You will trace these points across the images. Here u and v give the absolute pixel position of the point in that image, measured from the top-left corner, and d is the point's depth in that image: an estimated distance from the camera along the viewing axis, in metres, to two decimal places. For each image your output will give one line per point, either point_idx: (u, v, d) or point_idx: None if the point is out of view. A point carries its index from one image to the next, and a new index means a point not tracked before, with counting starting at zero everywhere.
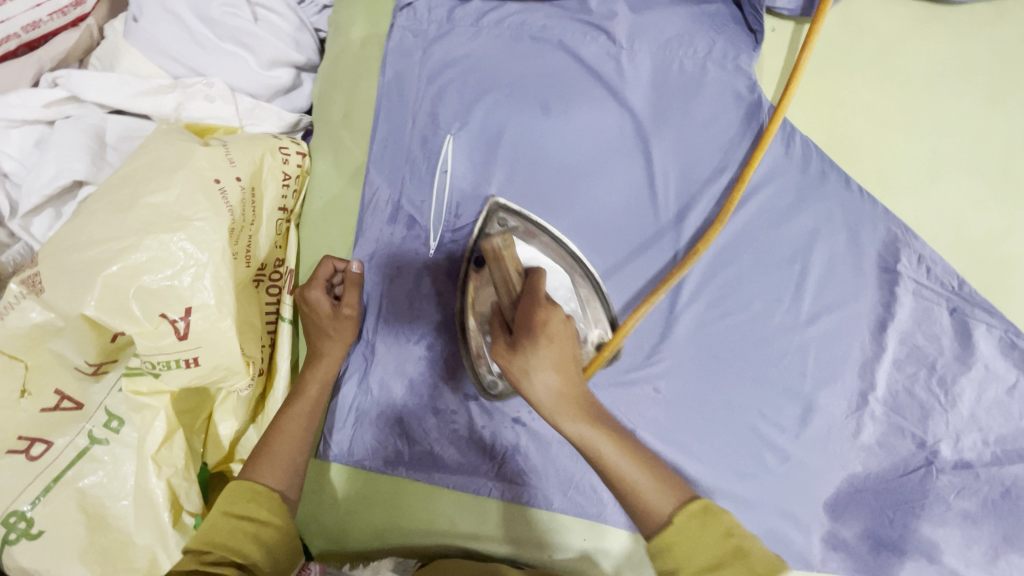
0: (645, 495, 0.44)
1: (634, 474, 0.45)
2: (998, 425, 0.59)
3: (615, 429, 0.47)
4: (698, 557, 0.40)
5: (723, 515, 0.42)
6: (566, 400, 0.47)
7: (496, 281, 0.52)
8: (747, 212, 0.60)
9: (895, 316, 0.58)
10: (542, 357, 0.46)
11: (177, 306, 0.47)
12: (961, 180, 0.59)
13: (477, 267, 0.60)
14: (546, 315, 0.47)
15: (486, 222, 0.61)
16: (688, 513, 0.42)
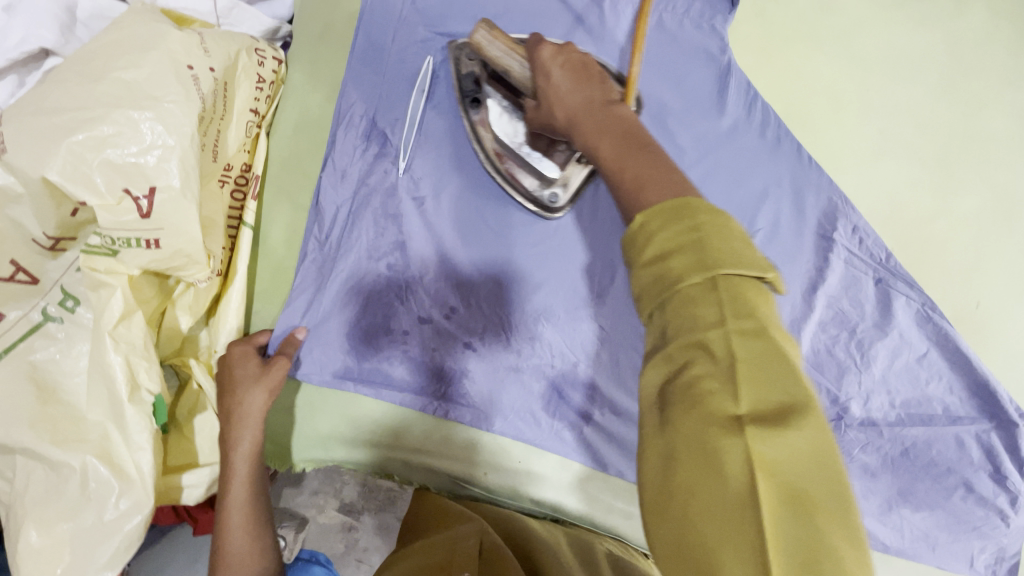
0: (643, 189, 0.42)
1: (636, 171, 0.43)
2: (904, 390, 0.64)
3: (622, 137, 0.47)
4: (657, 245, 0.37)
5: (700, 210, 0.37)
6: (569, 117, 0.51)
7: (500, 64, 0.58)
8: (708, 167, 0.62)
9: (826, 281, 0.63)
10: (558, 89, 0.52)
11: (141, 183, 0.48)
12: (903, 162, 0.64)
13: (473, 103, 0.61)
14: (550, 54, 0.53)
15: (457, 63, 0.62)
16: (658, 209, 0.38)
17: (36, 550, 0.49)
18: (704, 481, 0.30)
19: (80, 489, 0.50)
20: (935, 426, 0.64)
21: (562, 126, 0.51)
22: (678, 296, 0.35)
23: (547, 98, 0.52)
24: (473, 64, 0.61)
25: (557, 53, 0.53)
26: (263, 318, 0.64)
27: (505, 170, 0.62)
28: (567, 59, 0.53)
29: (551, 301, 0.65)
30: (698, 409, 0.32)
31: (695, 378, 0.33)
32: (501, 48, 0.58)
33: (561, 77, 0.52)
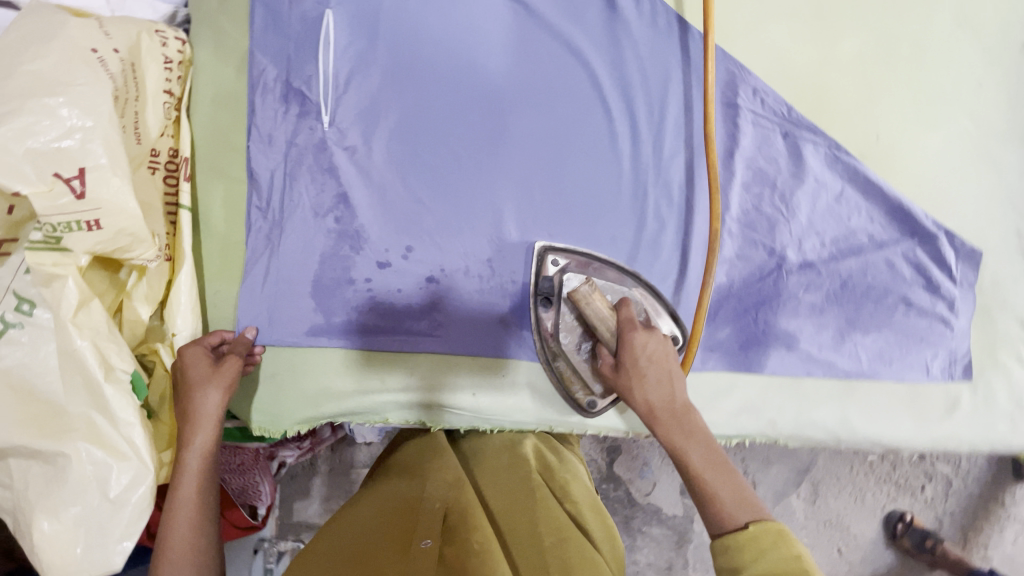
0: (724, 502, 0.52)
1: (718, 483, 0.53)
2: (831, 229, 0.70)
3: (706, 443, 0.55)
4: (763, 560, 0.47)
5: (793, 543, 0.47)
6: (656, 414, 0.58)
7: (592, 320, 0.64)
8: (609, 64, 0.68)
9: (740, 144, 0.68)
10: (642, 372, 0.59)
11: (69, 165, 0.49)
12: (785, 22, 0.69)
13: (547, 306, 0.68)
14: (644, 343, 0.60)
15: (539, 266, 0.68)
16: (762, 529, 0.49)
17: (51, 536, 0.50)
18: None
19: (79, 474, 0.51)
20: (865, 254, 0.71)
21: (637, 409, 0.59)
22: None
23: (628, 367, 0.60)
24: (553, 318, 0.68)
25: (636, 334, 0.61)
26: (221, 295, 0.65)
27: (557, 370, 0.69)
28: (654, 346, 0.60)
29: (499, 218, 0.68)
30: None
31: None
32: (600, 305, 0.64)
33: (651, 367, 0.59)
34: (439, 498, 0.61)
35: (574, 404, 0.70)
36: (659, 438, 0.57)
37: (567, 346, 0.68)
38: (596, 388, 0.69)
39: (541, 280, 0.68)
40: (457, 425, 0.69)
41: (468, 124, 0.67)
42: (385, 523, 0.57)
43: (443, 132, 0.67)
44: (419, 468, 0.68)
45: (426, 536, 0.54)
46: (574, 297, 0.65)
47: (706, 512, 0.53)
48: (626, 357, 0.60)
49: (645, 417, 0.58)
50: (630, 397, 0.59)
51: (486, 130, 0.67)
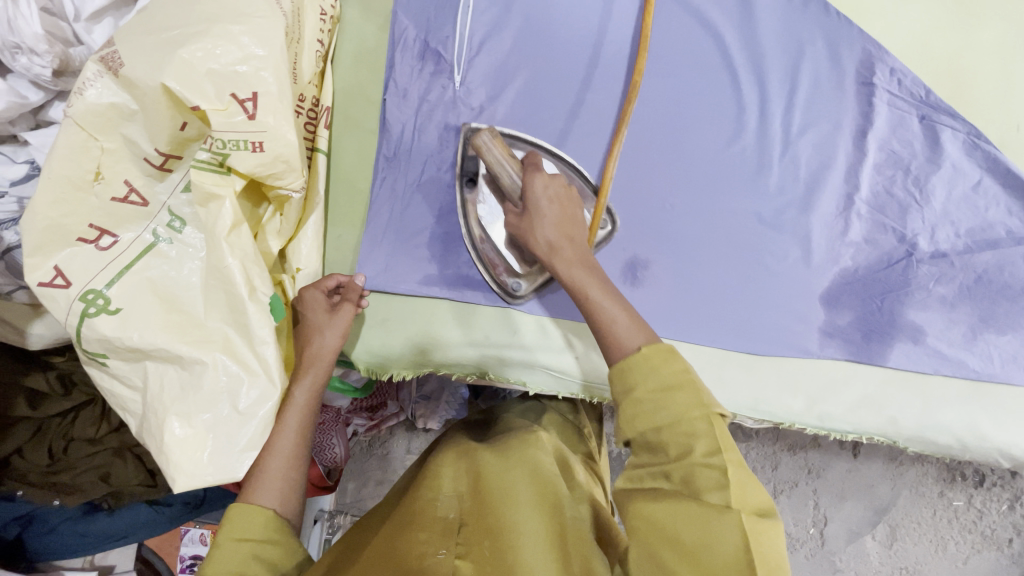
0: (617, 330, 0.53)
1: (614, 314, 0.54)
2: (967, 219, 0.67)
3: (604, 279, 0.57)
4: (655, 379, 0.49)
5: (680, 356, 0.50)
6: (558, 253, 0.57)
7: (498, 172, 0.61)
8: (738, 38, 0.68)
9: (874, 124, 0.67)
10: (542, 215, 0.58)
11: (244, 88, 0.52)
12: (924, 6, 0.67)
13: (471, 182, 0.66)
14: (549, 185, 0.59)
15: (465, 145, 0.67)
16: (653, 348, 0.51)
17: (181, 439, 0.51)
18: (666, 421, 0.47)
19: (213, 383, 0.52)
20: (1002, 248, 0.66)
21: (539, 249, 0.58)
22: (670, 395, 0.48)
23: (529, 211, 0.59)
24: (469, 190, 0.66)
25: (537, 181, 0.59)
26: (343, 238, 0.67)
27: (479, 249, 0.66)
28: (556, 189, 0.59)
29: (621, 182, 0.68)
30: (656, 405, 0.48)
31: (665, 393, 0.48)
32: (501, 153, 0.61)
33: (554, 209, 0.58)
34: (452, 506, 0.58)
35: (499, 289, 0.67)
36: (561, 277, 0.57)
37: (486, 219, 0.66)
38: (519, 268, 0.66)
39: (465, 161, 0.66)
40: (557, 390, 0.69)
41: (593, 91, 0.69)
42: (403, 523, 0.55)
43: (568, 96, 0.69)
44: (437, 467, 0.65)
45: (440, 547, 0.53)
46: (476, 151, 0.63)
47: (607, 340, 0.54)
48: (526, 202, 0.59)
49: (546, 257, 0.58)
50: (532, 238, 0.59)
51: (612, 95, 0.69)
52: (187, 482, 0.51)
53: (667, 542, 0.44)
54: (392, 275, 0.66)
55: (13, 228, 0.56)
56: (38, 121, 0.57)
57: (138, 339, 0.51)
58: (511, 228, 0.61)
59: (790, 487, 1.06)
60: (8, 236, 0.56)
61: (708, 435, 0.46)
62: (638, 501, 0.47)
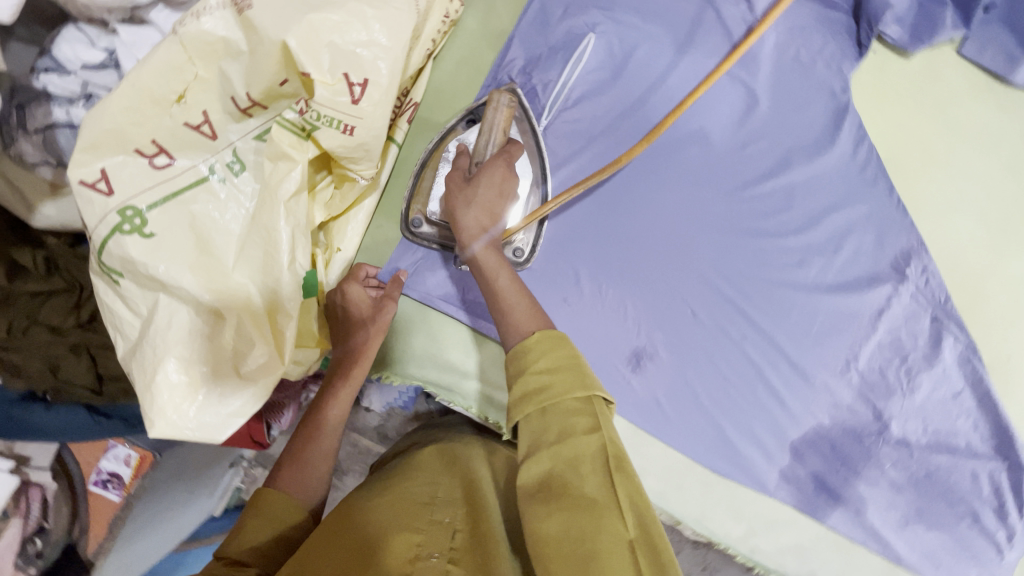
0: (513, 314, 0.53)
1: (514, 302, 0.54)
2: (937, 420, 0.72)
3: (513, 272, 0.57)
4: (545, 361, 0.47)
5: (574, 346, 0.48)
6: (480, 228, 0.57)
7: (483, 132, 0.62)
8: (806, 184, 0.71)
9: (891, 308, 0.71)
10: (474, 192, 0.57)
11: (358, 72, 0.51)
12: (969, 223, 0.73)
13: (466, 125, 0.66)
14: (505, 174, 0.59)
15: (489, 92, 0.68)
16: (545, 334, 0.49)
17: (174, 385, 0.51)
18: (550, 408, 0.44)
19: (226, 338, 0.53)
20: (957, 456, 0.71)
21: (460, 218, 0.57)
22: (556, 383, 0.45)
23: (475, 181, 0.58)
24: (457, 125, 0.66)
25: (503, 163, 0.59)
26: (383, 230, 0.68)
27: (419, 174, 0.66)
28: (508, 181, 0.59)
29: (656, 275, 0.70)
30: (540, 392, 0.45)
31: (548, 378, 0.46)
32: (499, 123, 0.62)
33: (490, 193, 0.58)
34: (449, 513, 0.50)
35: (405, 217, 0.66)
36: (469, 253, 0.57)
37: (445, 157, 0.65)
38: (435, 217, 0.65)
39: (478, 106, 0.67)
40: None
41: (662, 182, 0.71)
42: (402, 518, 0.47)
43: (637, 178, 0.71)
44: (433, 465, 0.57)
45: (436, 549, 0.45)
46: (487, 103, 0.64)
47: (502, 323, 0.54)
48: (477, 172, 0.59)
49: (462, 231, 0.57)
50: (460, 203, 0.58)
51: (677, 192, 0.71)
52: (168, 430, 0.50)
53: (557, 555, 0.39)
54: (418, 285, 0.67)
55: (64, 108, 0.54)
56: (131, 15, 0.56)
57: (164, 271, 0.50)
58: (449, 180, 0.60)
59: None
60: (58, 114, 0.54)
61: (590, 413, 0.43)
62: (529, 516, 0.41)
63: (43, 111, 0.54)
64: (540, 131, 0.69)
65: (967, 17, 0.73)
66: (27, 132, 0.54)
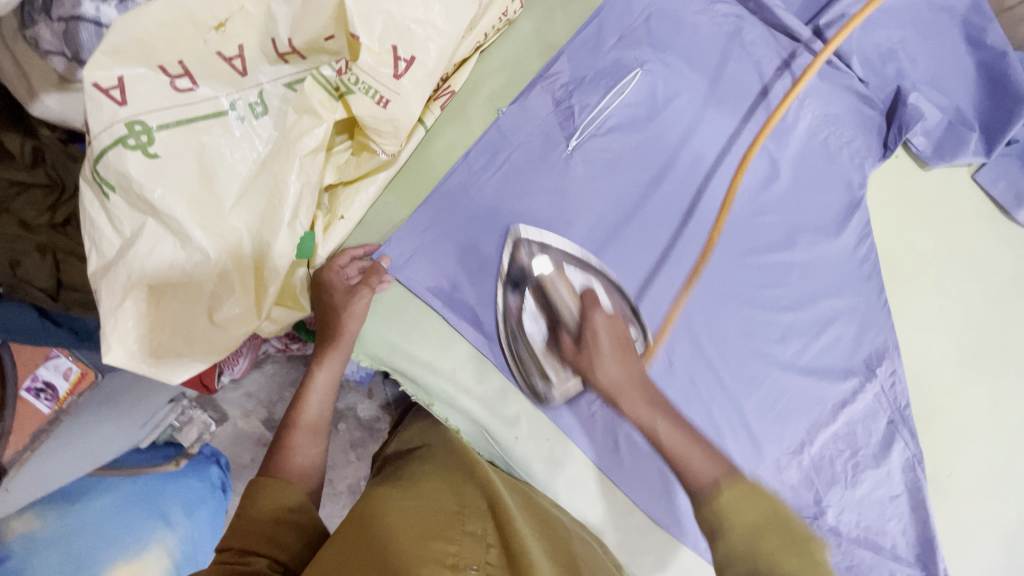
0: (696, 465, 0.53)
1: (688, 444, 0.55)
2: (870, 517, 0.74)
3: (670, 412, 0.59)
4: (741, 517, 0.46)
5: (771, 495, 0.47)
6: (620, 388, 0.61)
7: (560, 305, 0.66)
8: (804, 264, 0.73)
9: (854, 402, 0.73)
10: (602, 350, 0.63)
11: (407, 48, 0.51)
12: (943, 339, 0.76)
13: (515, 288, 0.66)
14: (604, 321, 0.65)
15: (511, 250, 0.67)
16: (734, 488, 0.48)
17: (140, 311, 0.49)
18: (760, 559, 0.43)
19: (205, 280, 0.51)
20: (880, 556, 0.74)
21: (602, 383, 0.62)
22: (765, 538, 0.44)
23: (590, 347, 0.63)
24: (510, 299, 0.66)
25: (595, 311, 0.66)
26: (388, 209, 0.67)
27: (517, 356, 0.66)
28: (612, 326, 0.65)
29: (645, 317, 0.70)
30: (743, 543, 0.45)
31: (751, 521, 0.45)
32: (563, 288, 0.66)
33: (608, 343, 0.63)
34: (480, 524, 0.52)
35: (532, 394, 0.67)
36: (628, 413, 0.60)
37: (528, 334, 0.66)
38: (552, 376, 0.66)
39: (511, 262, 0.66)
40: (480, 451, 0.69)
41: (671, 230, 0.71)
42: (434, 531, 0.49)
43: (649, 220, 0.71)
44: (450, 478, 0.58)
45: (473, 560, 0.47)
46: (527, 261, 0.66)
47: (682, 474, 0.54)
48: (585, 339, 0.64)
49: (609, 392, 0.61)
50: (593, 374, 0.62)
51: (684, 243, 0.71)
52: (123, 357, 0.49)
53: None
54: (409, 272, 0.66)
55: (94, 3, 0.53)
56: None
57: (159, 197, 0.48)
58: (563, 358, 0.66)
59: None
60: (86, 10, 0.53)
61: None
62: None
63: (72, 3, 0.53)
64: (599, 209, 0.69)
65: (987, 148, 0.76)
66: (50, 18, 0.53)
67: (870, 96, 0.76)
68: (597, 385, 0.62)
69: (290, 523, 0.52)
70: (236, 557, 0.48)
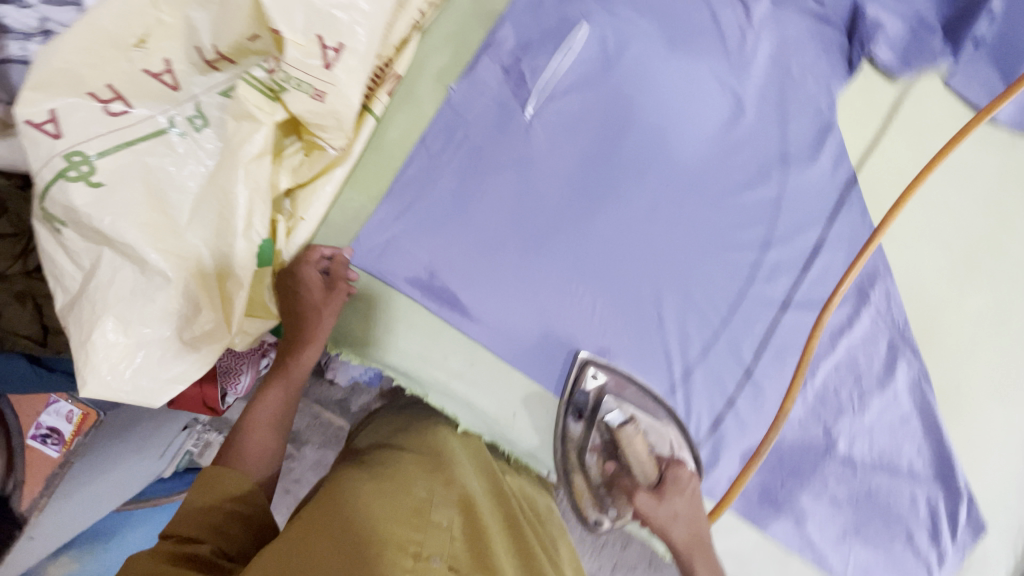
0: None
1: None
2: (883, 442, 0.73)
3: (715, 563, 0.66)
4: None
5: None
6: (691, 548, 0.65)
7: (632, 460, 0.68)
8: (783, 197, 0.71)
9: (851, 330, 0.72)
10: (679, 512, 0.65)
11: (333, 36, 0.49)
12: (935, 252, 0.74)
13: (577, 418, 0.69)
14: (684, 481, 0.67)
15: (577, 375, 0.67)
16: None
17: (112, 344, 0.48)
18: None
19: (169, 302, 0.50)
20: (898, 478, 0.73)
21: (676, 540, 0.65)
22: None
23: (667, 505, 0.65)
24: (575, 430, 0.69)
25: (678, 476, 0.67)
26: (352, 204, 0.66)
27: (571, 480, 0.70)
28: (688, 485, 0.67)
29: (627, 275, 0.69)
30: None
31: None
32: (637, 445, 0.67)
33: (684, 505, 0.66)
34: (447, 515, 0.59)
35: (580, 516, 0.71)
36: (691, 567, 0.65)
37: (589, 461, 0.69)
38: (608, 509, 0.70)
39: (576, 392, 0.68)
40: (478, 431, 0.71)
41: (642, 183, 0.69)
42: (403, 518, 0.56)
43: (618, 177, 0.69)
44: (424, 465, 0.65)
45: (436, 552, 0.54)
46: (600, 398, 0.68)
47: None
48: (662, 491, 0.66)
49: (682, 548, 0.65)
50: (666, 533, 0.65)
51: (657, 193, 0.70)
52: (105, 391, 0.49)
53: None
54: (384, 266, 0.65)
55: (20, 42, 0.52)
56: None
57: (109, 225, 0.47)
58: (640, 506, 0.65)
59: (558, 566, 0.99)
60: (13, 49, 0.52)
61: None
62: None
63: None
64: (637, 276, 0.69)
65: (957, 48, 0.73)
66: None
67: (829, 14, 0.73)
68: (671, 542, 0.65)
69: (238, 516, 0.55)
70: (178, 545, 0.51)
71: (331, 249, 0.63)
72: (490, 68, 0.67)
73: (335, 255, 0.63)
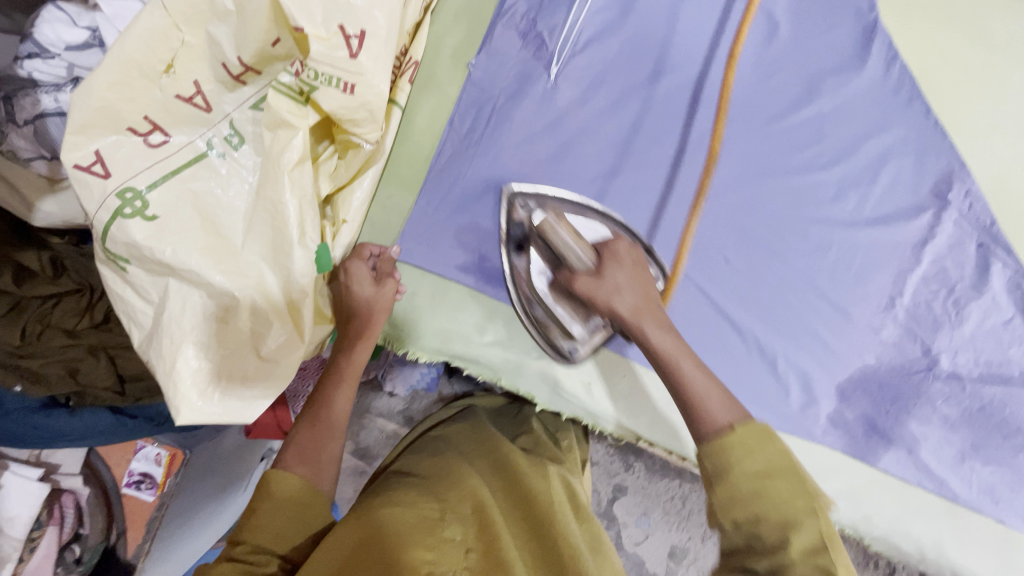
0: (711, 407, 0.48)
1: (710, 393, 0.49)
2: (989, 350, 0.68)
3: (681, 342, 0.53)
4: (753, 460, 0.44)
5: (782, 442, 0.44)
6: (642, 315, 0.53)
7: (568, 254, 0.56)
8: (834, 110, 0.67)
9: (935, 238, 0.67)
10: (617, 280, 0.54)
11: (354, 23, 0.48)
12: (1013, 139, 0.68)
13: (519, 251, 0.62)
14: (618, 251, 0.56)
15: (510, 210, 0.63)
16: (749, 428, 0.45)
17: (194, 370, 0.49)
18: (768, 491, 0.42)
19: (241, 322, 0.51)
20: (1012, 387, 0.68)
21: (620, 311, 0.53)
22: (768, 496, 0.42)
23: (604, 276, 0.54)
24: (517, 262, 0.62)
25: (613, 251, 0.57)
26: (394, 201, 0.65)
27: (533, 317, 0.63)
28: (629, 256, 0.57)
29: (684, 223, 0.66)
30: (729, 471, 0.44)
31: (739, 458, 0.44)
32: (566, 234, 0.57)
33: (626, 275, 0.55)
34: (460, 530, 0.54)
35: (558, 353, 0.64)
36: (649, 342, 0.53)
37: (542, 291, 0.62)
38: (576, 334, 0.63)
39: (512, 225, 0.63)
40: (562, 410, 0.67)
41: (683, 124, 0.66)
42: (416, 535, 0.51)
43: (658, 123, 0.66)
44: (435, 485, 0.58)
45: (448, 566, 0.50)
46: (530, 217, 0.62)
47: (690, 415, 0.49)
48: (601, 267, 0.55)
49: (629, 321, 0.53)
50: (603, 304, 0.54)
51: (701, 131, 0.66)
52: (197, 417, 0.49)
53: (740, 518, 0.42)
54: (437, 257, 0.64)
55: (51, 95, 0.52)
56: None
57: (170, 254, 0.48)
58: (577, 288, 0.55)
59: (641, 538, 0.96)
60: (46, 102, 0.52)
61: (813, 528, 0.41)
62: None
63: (31, 101, 0.52)
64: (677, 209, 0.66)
65: None
66: (18, 124, 0.52)
67: None
68: (617, 317, 0.53)
69: (287, 521, 0.50)
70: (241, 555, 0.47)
71: (379, 247, 0.62)
72: (507, 38, 0.65)
73: (382, 253, 0.62)
